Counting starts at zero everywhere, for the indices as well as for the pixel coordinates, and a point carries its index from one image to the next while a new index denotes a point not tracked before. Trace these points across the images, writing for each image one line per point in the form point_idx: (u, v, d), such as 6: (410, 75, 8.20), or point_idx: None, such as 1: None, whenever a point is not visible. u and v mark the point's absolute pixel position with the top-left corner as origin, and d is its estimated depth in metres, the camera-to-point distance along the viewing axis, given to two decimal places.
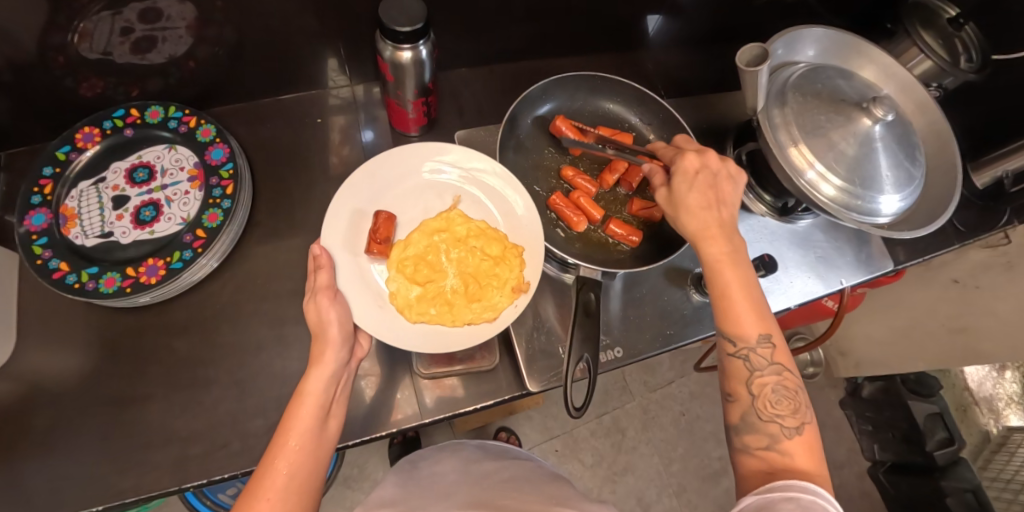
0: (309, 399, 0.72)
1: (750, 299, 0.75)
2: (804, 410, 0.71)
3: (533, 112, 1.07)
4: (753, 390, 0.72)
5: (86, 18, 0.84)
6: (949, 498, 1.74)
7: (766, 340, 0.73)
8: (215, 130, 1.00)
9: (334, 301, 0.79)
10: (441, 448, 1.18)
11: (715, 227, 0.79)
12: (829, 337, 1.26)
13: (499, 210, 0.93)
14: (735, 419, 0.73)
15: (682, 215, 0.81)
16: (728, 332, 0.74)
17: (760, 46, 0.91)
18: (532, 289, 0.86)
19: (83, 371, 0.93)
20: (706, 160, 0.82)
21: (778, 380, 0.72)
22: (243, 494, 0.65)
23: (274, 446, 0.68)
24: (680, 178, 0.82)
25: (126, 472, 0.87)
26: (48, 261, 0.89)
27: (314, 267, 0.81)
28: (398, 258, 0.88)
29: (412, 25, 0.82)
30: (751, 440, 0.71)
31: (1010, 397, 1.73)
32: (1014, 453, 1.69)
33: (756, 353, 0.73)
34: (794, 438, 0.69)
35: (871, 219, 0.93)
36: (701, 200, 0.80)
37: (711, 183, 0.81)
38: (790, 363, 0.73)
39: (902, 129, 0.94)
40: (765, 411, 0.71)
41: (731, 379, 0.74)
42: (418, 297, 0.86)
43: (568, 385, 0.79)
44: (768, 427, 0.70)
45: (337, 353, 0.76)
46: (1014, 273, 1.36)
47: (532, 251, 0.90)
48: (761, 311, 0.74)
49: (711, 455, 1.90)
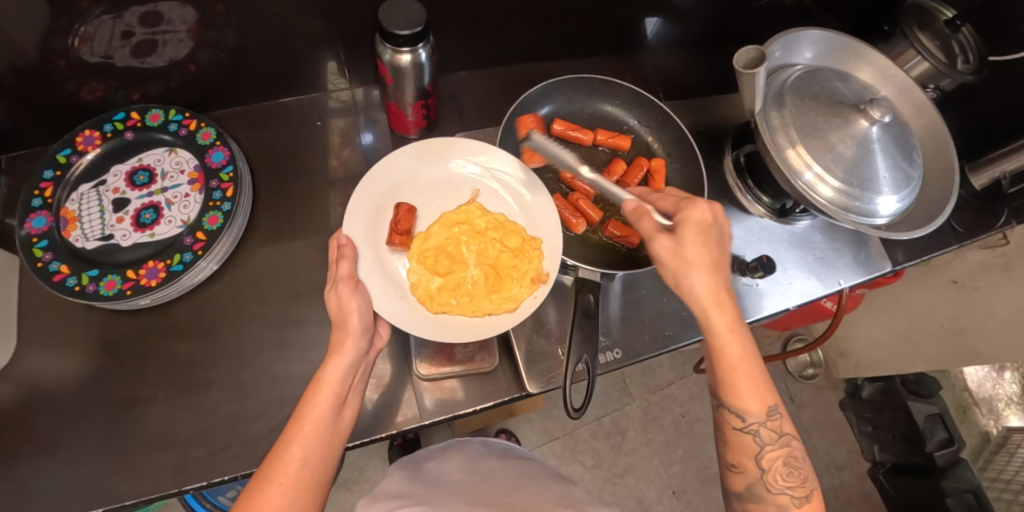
0: (327, 386, 0.72)
1: (756, 369, 0.74)
2: (810, 478, 0.74)
3: (530, 116, 1.07)
4: (762, 464, 0.74)
5: (87, 22, 0.85)
6: (949, 498, 1.72)
7: (772, 413, 0.74)
8: (215, 133, 1.01)
9: (356, 290, 0.79)
10: (446, 447, 1.19)
11: (722, 293, 0.75)
12: (829, 337, 1.26)
13: (517, 204, 0.94)
14: (740, 488, 0.76)
15: (692, 273, 0.75)
16: (738, 406, 0.74)
17: (756, 48, 0.91)
18: (552, 279, 0.87)
19: (83, 374, 0.93)
20: (716, 214, 0.78)
21: (788, 453, 0.74)
22: (254, 477, 0.67)
23: (288, 432, 0.69)
24: (693, 234, 0.76)
25: (127, 474, 0.87)
26: (49, 263, 0.89)
27: (337, 257, 0.81)
28: (419, 250, 0.89)
29: (412, 28, 0.82)
30: (756, 508, 0.75)
31: (1010, 398, 1.76)
32: (1013, 454, 1.71)
33: (765, 429, 0.74)
34: (801, 507, 0.73)
35: (870, 220, 0.93)
36: (706, 260, 0.76)
37: (718, 239, 0.78)
38: (794, 430, 0.75)
39: (900, 130, 0.95)
40: (774, 483, 0.74)
41: (739, 451, 0.75)
42: (438, 288, 0.87)
43: (567, 386, 0.79)
44: (777, 498, 0.73)
45: (357, 342, 0.75)
46: (1013, 274, 1.36)
47: (551, 245, 0.90)
48: (767, 383, 0.74)
49: (711, 456, 1.90)
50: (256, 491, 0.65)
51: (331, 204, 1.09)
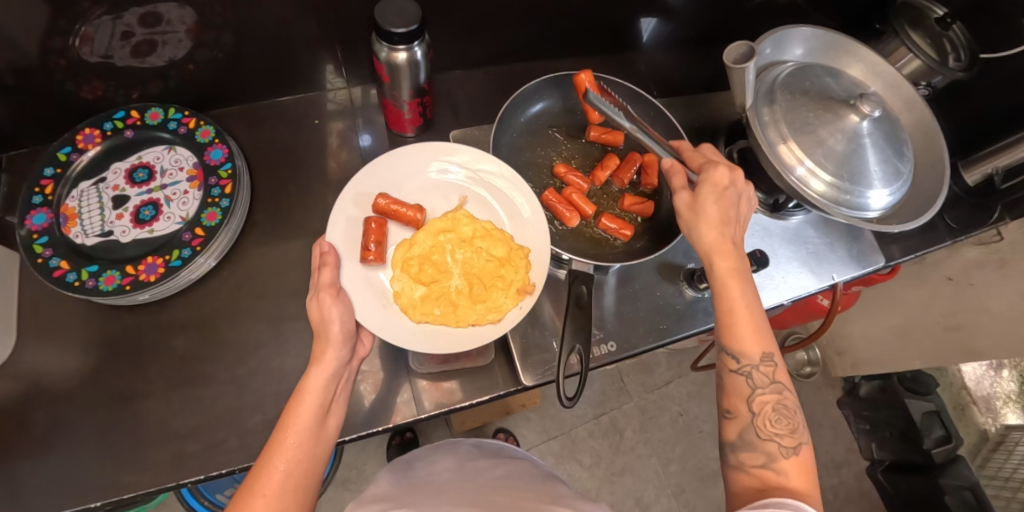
0: (309, 397, 0.73)
1: (756, 314, 0.77)
2: (801, 430, 0.73)
3: (525, 112, 1.09)
4: (753, 407, 0.74)
5: (88, 22, 0.86)
6: (948, 496, 1.74)
7: (768, 358, 0.75)
8: (214, 131, 1.02)
9: (337, 299, 0.80)
10: (438, 447, 1.20)
11: (728, 244, 0.81)
12: (821, 334, 1.27)
13: (507, 213, 0.94)
14: (732, 436, 0.74)
15: (700, 225, 0.82)
16: (734, 346, 0.76)
17: (746, 44, 0.93)
18: (538, 290, 0.88)
19: (82, 369, 0.94)
20: (735, 178, 0.84)
21: (779, 399, 0.74)
22: (239, 491, 0.67)
23: (272, 444, 0.70)
24: (708, 192, 0.83)
25: (124, 468, 0.88)
26: (49, 259, 0.90)
27: (320, 265, 0.82)
28: (403, 258, 0.89)
29: (407, 26, 0.83)
30: (747, 458, 0.72)
31: (1008, 396, 1.64)
32: (1011, 451, 1.64)
33: (758, 371, 0.74)
34: (790, 457, 0.71)
35: (860, 214, 0.94)
36: (719, 216, 0.82)
37: (733, 199, 0.84)
38: (789, 381, 0.75)
39: (891, 125, 0.96)
40: (764, 429, 0.72)
41: (732, 394, 0.75)
42: (422, 297, 0.87)
43: (559, 377, 0.81)
44: (766, 445, 0.71)
45: (338, 351, 0.77)
46: (1008, 270, 1.37)
47: (538, 255, 0.91)
48: (765, 329, 0.76)
49: (710, 455, 1.90)
50: (242, 504, 0.65)
51: (329, 203, 1.10)
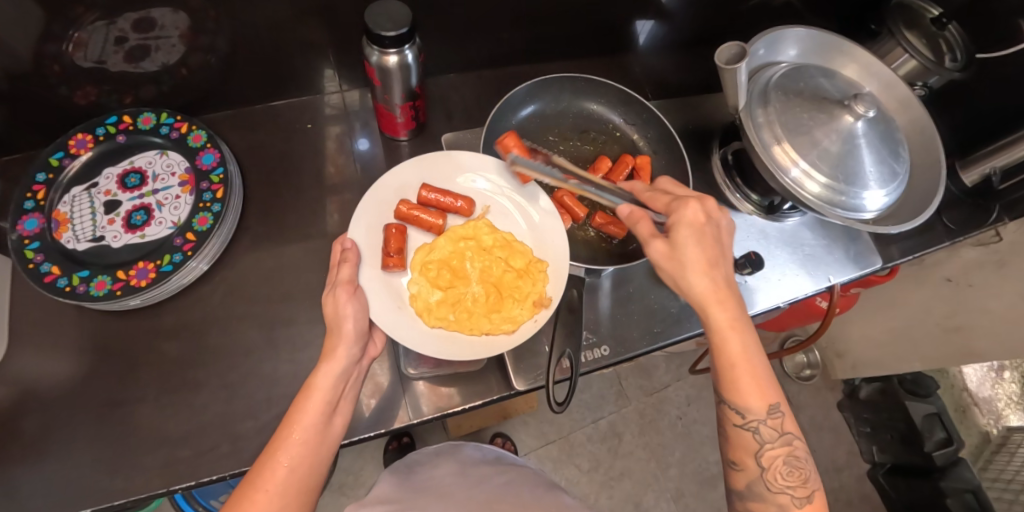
0: (317, 393, 0.72)
1: (756, 366, 0.74)
2: (812, 479, 0.74)
3: (515, 116, 1.08)
4: (763, 461, 0.74)
5: (81, 28, 0.86)
6: (949, 498, 1.72)
7: (774, 410, 0.73)
8: (206, 135, 1.02)
9: (354, 296, 0.79)
10: (439, 452, 1.18)
11: (722, 288, 0.77)
12: (818, 338, 1.26)
13: (525, 223, 0.94)
14: (741, 486, 0.75)
15: (688, 273, 0.77)
16: (738, 402, 0.73)
17: (738, 45, 0.92)
18: (554, 304, 0.86)
19: (72, 375, 0.93)
20: (706, 209, 0.81)
21: (789, 451, 0.74)
22: (243, 482, 0.67)
23: (278, 438, 0.69)
24: (687, 237, 0.78)
25: (114, 474, 0.87)
26: (40, 265, 0.90)
27: (340, 260, 0.82)
28: (422, 261, 0.89)
29: (398, 29, 0.83)
30: (756, 507, 0.74)
31: (1009, 398, 1.61)
32: (1014, 453, 1.60)
33: (765, 425, 0.73)
34: (802, 507, 0.73)
35: (858, 215, 0.93)
36: (702, 261, 0.77)
37: (715, 237, 0.79)
38: (798, 429, 0.74)
39: (886, 124, 0.95)
40: (775, 482, 0.73)
41: (739, 449, 0.75)
42: (438, 302, 0.87)
43: (548, 383, 0.80)
44: (778, 498, 0.73)
45: (349, 349, 0.76)
46: (1006, 270, 1.36)
47: (557, 269, 0.89)
48: (768, 380, 0.74)
49: (709, 459, 1.89)
50: (244, 499, 0.65)
51: (323, 207, 1.09)
